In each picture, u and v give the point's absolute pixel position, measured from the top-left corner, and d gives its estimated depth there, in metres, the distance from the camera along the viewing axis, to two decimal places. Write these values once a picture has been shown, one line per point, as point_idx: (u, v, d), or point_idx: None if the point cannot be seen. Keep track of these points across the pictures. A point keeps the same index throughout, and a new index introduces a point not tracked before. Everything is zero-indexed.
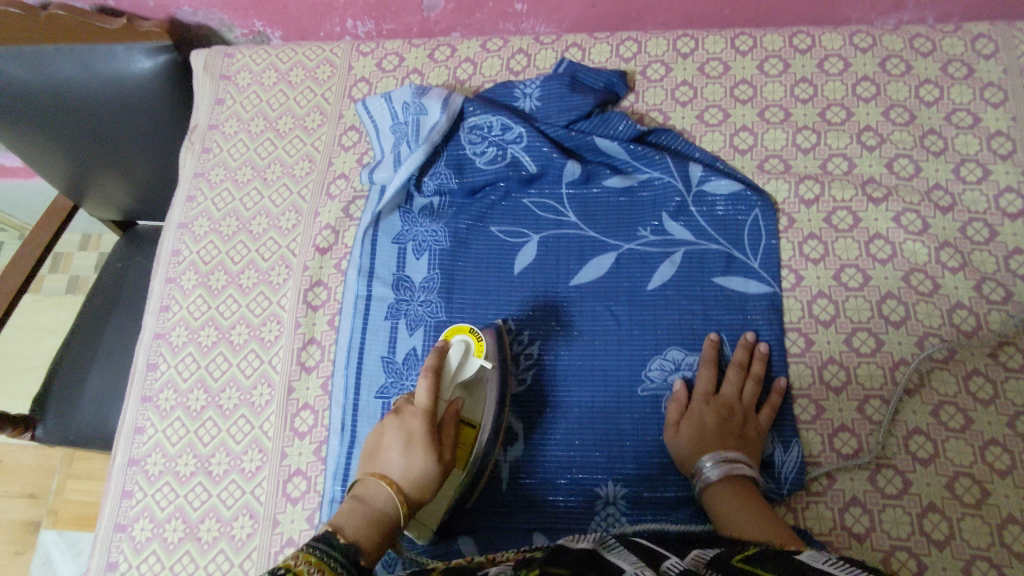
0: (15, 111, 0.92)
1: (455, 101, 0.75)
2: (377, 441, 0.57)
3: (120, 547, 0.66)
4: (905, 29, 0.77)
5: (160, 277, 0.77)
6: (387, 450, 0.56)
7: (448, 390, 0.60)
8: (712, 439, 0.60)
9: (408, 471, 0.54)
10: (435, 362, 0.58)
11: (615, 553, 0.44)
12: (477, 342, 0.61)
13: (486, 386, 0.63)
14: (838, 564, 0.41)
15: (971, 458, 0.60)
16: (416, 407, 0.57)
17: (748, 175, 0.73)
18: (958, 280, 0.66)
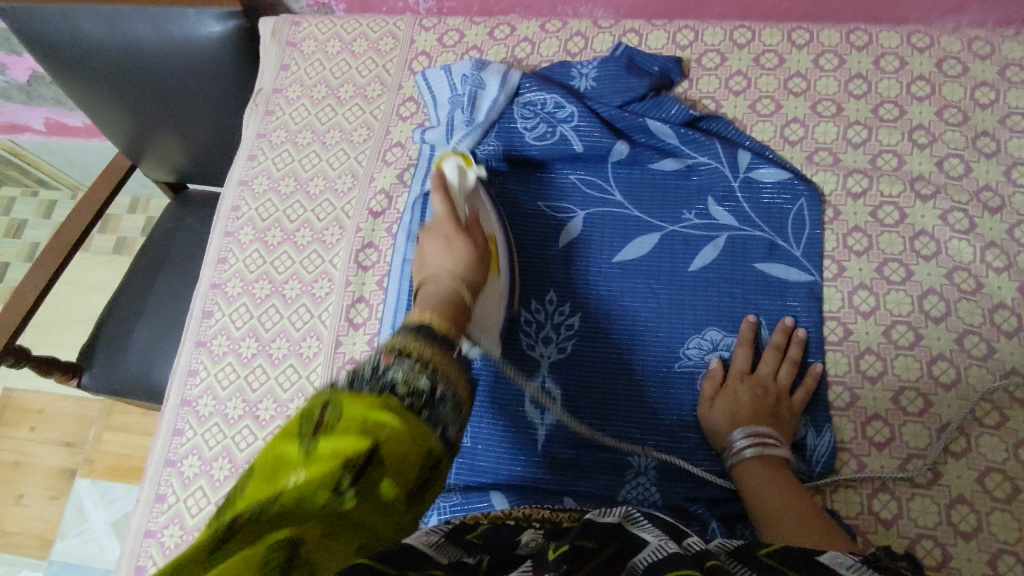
0: (87, 68, 0.96)
1: (513, 77, 0.78)
2: (422, 261, 0.63)
3: (169, 481, 0.70)
4: (964, 31, 0.77)
5: (219, 230, 0.81)
6: (431, 253, 0.62)
7: (460, 201, 0.68)
8: (745, 415, 0.61)
9: (452, 254, 0.61)
10: (439, 179, 0.67)
11: (640, 528, 0.44)
12: (465, 160, 0.71)
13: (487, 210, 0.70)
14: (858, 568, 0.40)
15: (1004, 455, 0.61)
16: (439, 217, 0.65)
17: (797, 166, 0.74)
18: (1002, 280, 0.66)
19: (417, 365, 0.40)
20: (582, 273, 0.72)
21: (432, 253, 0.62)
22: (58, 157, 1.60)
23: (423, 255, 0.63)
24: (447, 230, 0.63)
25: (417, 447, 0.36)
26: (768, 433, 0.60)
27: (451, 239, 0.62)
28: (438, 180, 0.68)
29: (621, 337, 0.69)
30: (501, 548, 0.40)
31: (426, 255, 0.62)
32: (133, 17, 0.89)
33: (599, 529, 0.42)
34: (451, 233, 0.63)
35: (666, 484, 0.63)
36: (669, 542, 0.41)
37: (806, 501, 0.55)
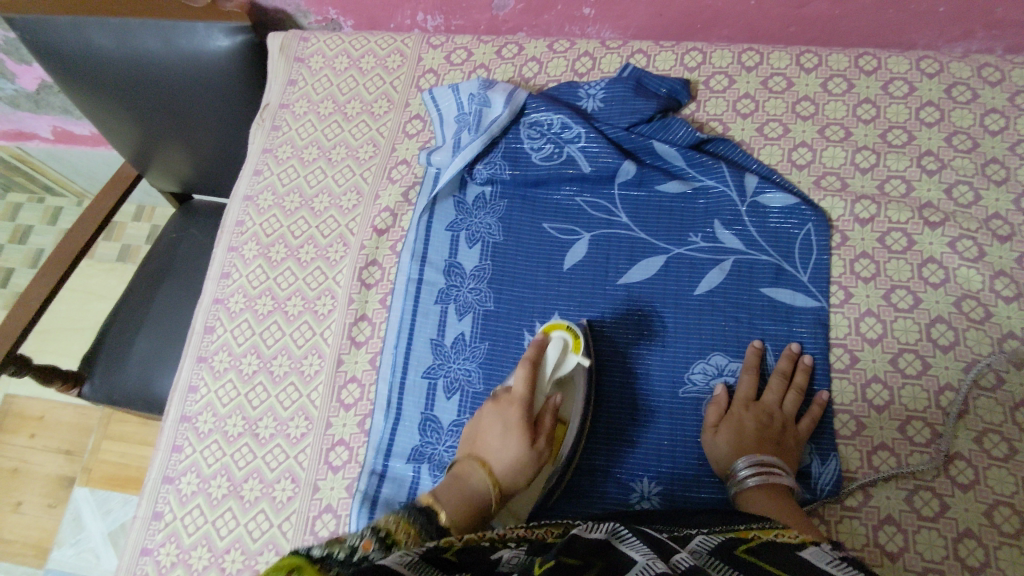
0: (96, 79, 0.96)
1: (519, 96, 0.78)
2: (478, 426, 0.61)
3: (167, 498, 0.69)
4: (974, 58, 0.76)
5: (223, 245, 0.80)
6: (487, 435, 0.59)
7: (545, 387, 0.64)
8: (750, 440, 0.61)
9: (504, 456, 0.58)
10: (536, 355, 0.62)
11: (629, 544, 0.43)
12: (575, 340, 0.65)
13: (575, 386, 0.66)
14: (839, 566, 0.44)
15: (1012, 488, 0.60)
16: (514, 396, 0.61)
17: (804, 190, 0.73)
18: (1011, 309, 0.66)
19: (382, 542, 0.44)
20: (586, 298, 0.71)
21: (487, 436, 0.59)
22: (65, 165, 1.61)
23: (481, 423, 0.61)
24: (512, 419, 0.59)
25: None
26: (772, 462, 0.59)
27: (510, 435, 0.59)
28: (535, 350, 0.63)
29: (617, 377, 0.68)
30: (481, 572, 0.40)
31: (482, 433, 0.60)
32: (143, 30, 0.90)
33: (583, 544, 0.42)
34: (512, 422, 0.59)
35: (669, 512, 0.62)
36: (658, 562, 0.40)
37: (805, 524, 0.54)
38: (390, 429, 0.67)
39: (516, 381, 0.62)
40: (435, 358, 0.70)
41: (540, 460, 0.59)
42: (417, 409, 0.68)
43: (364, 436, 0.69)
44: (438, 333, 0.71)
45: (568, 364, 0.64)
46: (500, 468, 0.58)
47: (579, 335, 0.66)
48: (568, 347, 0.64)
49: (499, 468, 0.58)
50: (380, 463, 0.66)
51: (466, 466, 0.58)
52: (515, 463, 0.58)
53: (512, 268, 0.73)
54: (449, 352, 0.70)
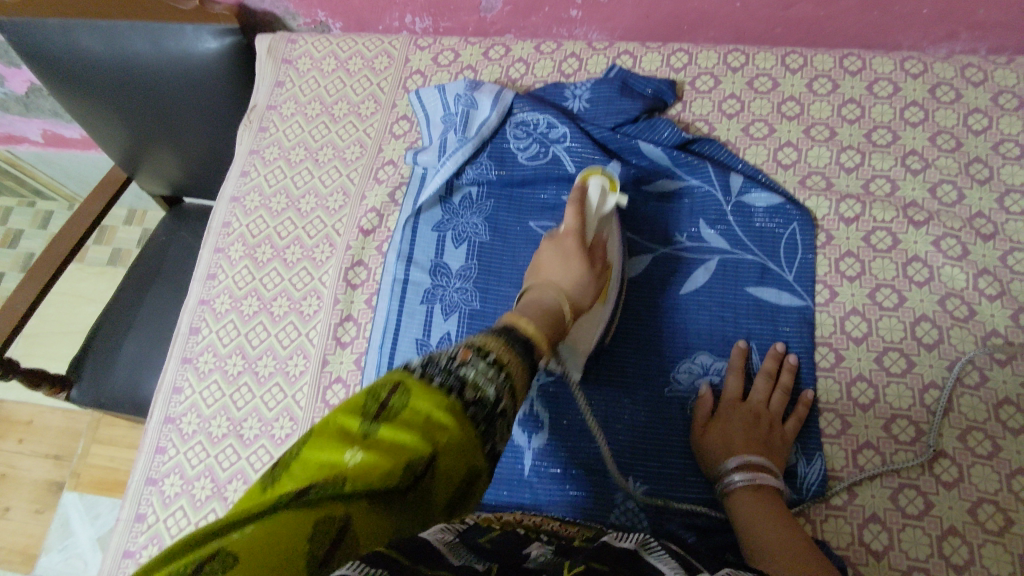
0: (83, 82, 0.96)
1: (506, 97, 0.77)
2: (536, 263, 0.64)
3: (150, 500, 0.69)
4: (957, 58, 0.77)
5: (210, 246, 0.80)
6: (548, 267, 0.62)
7: (592, 222, 0.66)
8: (737, 441, 0.60)
9: (571, 279, 0.60)
10: (579, 196, 0.65)
11: (656, 556, 0.40)
12: (613, 183, 0.67)
13: (613, 258, 0.68)
14: None
15: (997, 486, 0.60)
16: (566, 230, 0.64)
17: (789, 190, 0.74)
18: (995, 307, 0.66)
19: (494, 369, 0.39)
20: None
21: (547, 266, 0.62)
22: (55, 168, 1.60)
23: (538, 257, 0.64)
24: (568, 248, 0.62)
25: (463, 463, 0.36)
26: (760, 464, 0.59)
27: (570, 262, 0.62)
28: (578, 192, 0.66)
29: (602, 373, 0.68)
30: (510, 558, 0.36)
31: (542, 262, 0.63)
32: (130, 31, 0.89)
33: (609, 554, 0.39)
34: (570, 250, 0.62)
35: (654, 512, 0.62)
36: None
37: (791, 525, 0.54)
38: None
39: (565, 218, 0.64)
40: (421, 358, 0.70)
41: (597, 284, 0.63)
42: None
43: None
44: (423, 333, 0.71)
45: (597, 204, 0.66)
46: (569, 288, 0.60)
47: (615, 179, 0.68)
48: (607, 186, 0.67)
49: (565, 286, 0.60)
50: None
51: (539, 293, 0.58)
52: (580, 285, 0.61)
53: (498, 269, 0.73)
54: (434, 352, 0.70)
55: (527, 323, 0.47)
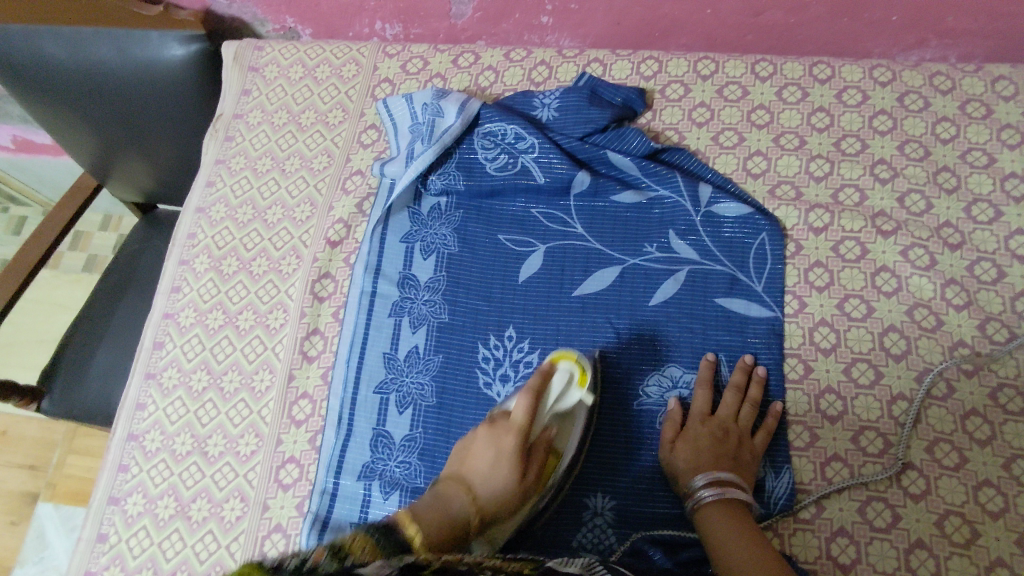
0: (47, 90, 0.94)
1: (473, 106, 0.77)
2: (467, 446, 0.61)
3: (112, 520, 0.67)
4: (926, 66, 0.77)
5: (174, 259, 0.79)
6: (477, 459, 0.60)
7: (543, 417, 0.63)
8: (708, 456, 0.60)
9: (492, 487, 0.58)
10: (538, 384, 0.61)
11: None
12: (583, 373, 0.63)
13: (575, 420, 0.65)
14: None
15: (963, 498, 0.60)
16: (512, 423, 0.61)
17: (759, 199, 0.73)
18: (962, 317, 0.66)
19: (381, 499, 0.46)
20: (542, 311, 0.70)
21: (478, 458, 0.60)
22: (27, 174, 1.58)
23: (471, 442, 0.61)
24: (506, 445, 0.60)
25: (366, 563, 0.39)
26: (729, 480, 0.59)
27: (502, 460, 0.59)
28: (540, 379, 0.62)
29: None
30: None
31: (473, 451, 0.60)
32: (97, 38, 0.88)
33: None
34: (504, 451, 0.59)
35: (622, 528, 0.62)
36: None
37: (759, 539, 0.54)
38: (342, 445, 0.66)
39: (516, 408, 0.61)
40: (388, 372, 0.69)
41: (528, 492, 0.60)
42: (369, 424, 0.67)
43: (316, 453, 0.67)
44: (391, 346, 0.70)
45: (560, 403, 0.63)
46: (492, 493, 0.58)
47: (586, 368, 0.63)
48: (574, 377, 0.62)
49: (483, 493, 0.58)
50: (331, 482, 0.65)
51: (450, 491, 0.57)
52: (500, 496, 0.59)
53: (466, 280, 0.72)
54: (402, 366, 0.69)
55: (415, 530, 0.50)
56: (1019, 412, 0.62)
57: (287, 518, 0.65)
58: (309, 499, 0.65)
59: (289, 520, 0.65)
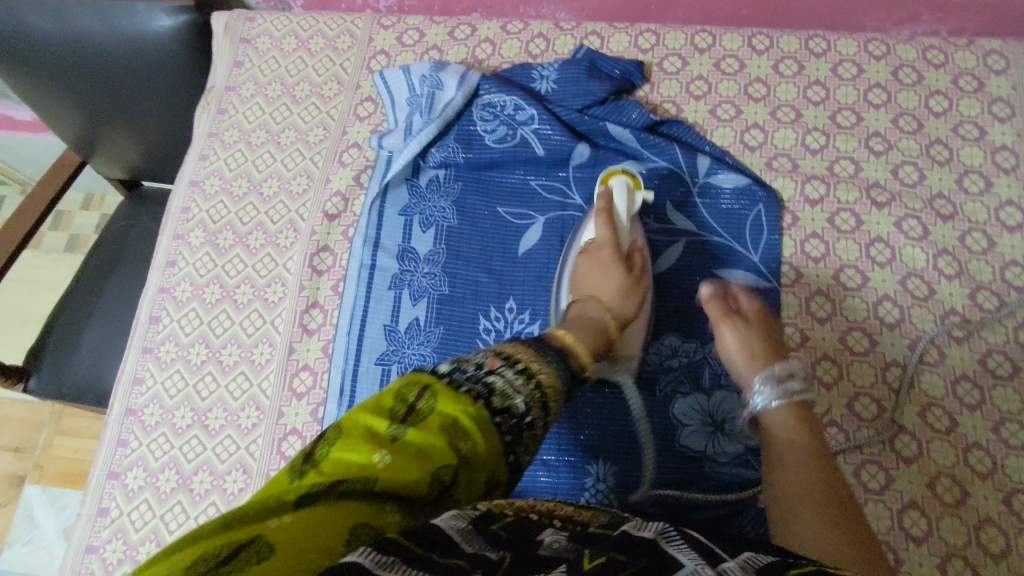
0: (31, 64, 0.92)
1: (472, 77, 0.76)
2: (580, 279, 0.63)
3: (112, 494, 0.67)
4: (919, 40, 0.78)
5: (168, 232, 0.78)
6: (600, 284, 0.61)
7: (625, 237, 0.66)
8: (763, 359, 0.60)
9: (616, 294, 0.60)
10: (605, 205, 0.65)
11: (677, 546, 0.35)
12: (636, 181, 0.67)
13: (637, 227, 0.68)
14: None
15: (954, 460, 0.61)
16: (602, 241, 0.64)
17: (756, 171, 0.74)
18: (954, 286, 0.67)
19: (520, 376, 0.41)
20: (542, 282, 0.71)
21: (585, 279, 0.62)
22: (5, 151, 1.54)
23: (580, 276, 0.63)
24: (603, 257, 0.62)
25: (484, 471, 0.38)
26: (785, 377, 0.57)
27: (610, 269, 0.62)
28: (604, 201, 0.65)
29: None
30: (523, 551, 0.32)
31: (582, 277, 0.62)
32: (79, 9, 0.86)
33: (631, 539, 0.35)
34: (603, 260, 0.62)
35: (625, 492, 0.63)
36: (706, 566, 0.33)
37: (820, 451, 0.52)
38: None
39: (598, 229, 0.64)
40: (389, 345, 0.69)
41: (638, 284, 0.62)
42: (371, 395, 0.67)
43: (317, 425, 0.67)
44: (391, 319, 0.70)
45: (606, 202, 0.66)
46: (609, 300, 0.59)
47: (635, 176, 0.68)
48: (630, 184, 0.66)
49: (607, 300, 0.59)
50: None
51: (582, 304, 0.59)
52: (618, 291, 0.60)
53: (466, 252, 0.72)
54: (403, 338, 0.69)
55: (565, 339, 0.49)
56: (1008, 377, 0.64)
57: None
58: None
59: None
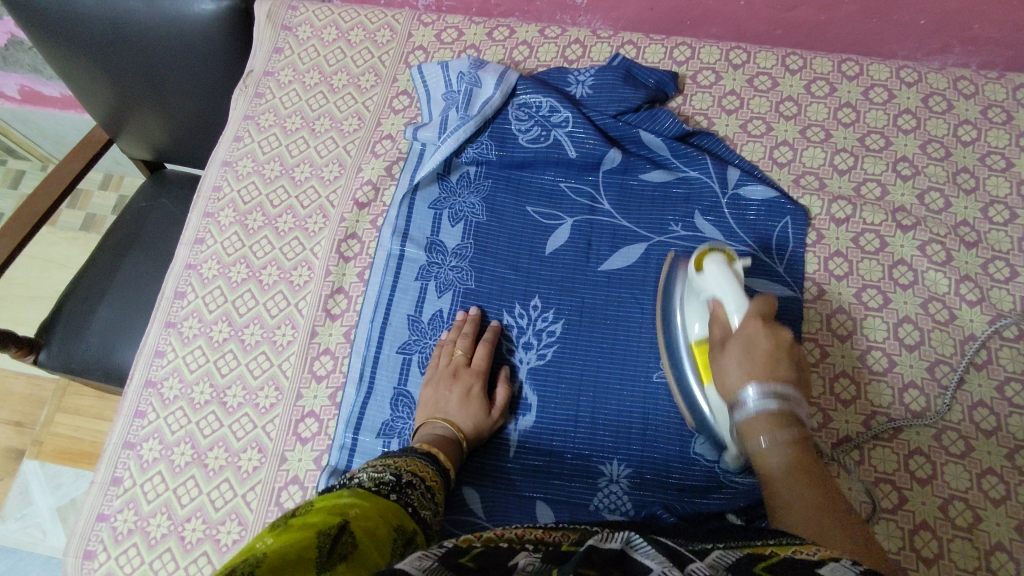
0: (68, 39, 0.90)
1: (510, 77, 0.78)
2: (433, 399, 0.65)
3: (127, 464, 0.67)
4: (950, 71, 0.79)
5: (199, 210, 0.79)
6: (446, 403, 0.64)
7: (501, 361, 0.69)
8: (761, 368, 0.52)
9: (465, 416, 0.63)
10: (491, 336, 0.68)
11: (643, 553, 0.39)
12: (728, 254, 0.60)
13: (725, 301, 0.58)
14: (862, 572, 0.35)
15: (968, 484, 0.61)
16: (474, 369, 0.66)
17: (783, 187, 0.75)
18: (975, 313, 0.68)
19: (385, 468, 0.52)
20: (568, 283, 0.71)
21: (446, 407, 0.64)
22: (30, 127, 1.55)
23: (423, 402, 0.65)
24: (472, 385, 0.65)
25: (383, 521, 0.44)
26: (772, 391, 0.51)
27: (472, 397, 0.64)
28: (491, 333, 0.68)
29: (591, 361, 0.68)
30: None
31: (442, 403, 0.64)
32: None
33: (600, 556, 0.37)
34: (474, 391, 0.64)
35: (638, 495, 0.62)
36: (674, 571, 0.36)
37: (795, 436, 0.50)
38: (361, 402, 0.67)
39: (474, 357, 0.67)
40: (412, 334, 0.70)
41: (483, 400, 0.64)
42: (390, 383, 0.68)
43: (335, 409, 0.68)
44: (415, 309, 0.71)
45: (714, 289, 0.58)
46: (462, 426, 0.63)
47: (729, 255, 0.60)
48: (728, 261, 0.59)
49: (465, 428, 0.63)
50: (349, 437, 0.65)
51: (432, 428, 0.62)
52: (479, 424, 0.63)
53: (493, 249, 0.73)
54: (426, 328, 0.70)
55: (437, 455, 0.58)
56: None
57: (304, 471, 0.65)
58: (328, 454, 0.65)
59: (307, 473, 0.65)
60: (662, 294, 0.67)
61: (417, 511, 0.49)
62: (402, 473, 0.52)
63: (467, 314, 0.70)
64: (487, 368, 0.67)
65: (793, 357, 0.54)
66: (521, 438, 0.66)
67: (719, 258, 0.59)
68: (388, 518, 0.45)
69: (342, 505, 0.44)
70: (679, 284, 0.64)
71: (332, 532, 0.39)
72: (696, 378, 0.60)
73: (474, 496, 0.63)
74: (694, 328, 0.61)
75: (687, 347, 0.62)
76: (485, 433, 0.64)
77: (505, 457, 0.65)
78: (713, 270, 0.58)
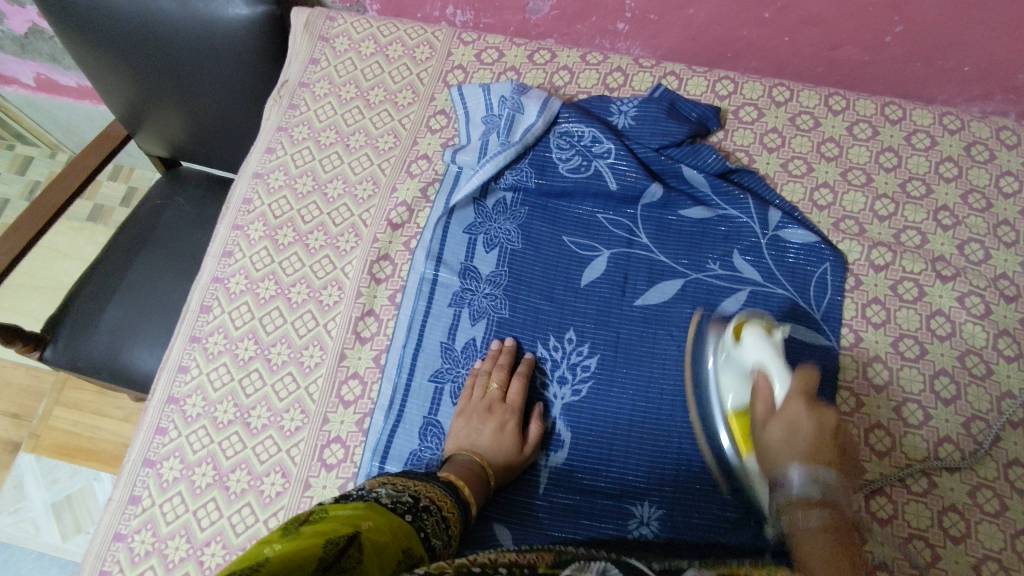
0: (96, 38, 0.87)
1: (553, 105, 0.77)
2: (465, 431, 0.64)
3: (146, 482, 0.66)
4: (992, 120, 0.79)
5: (228, 222, 0.78)
6: (479, 436, 0.63)
7: (535, 396, 0.68)
8: (800, 449, 0.56)
9: (494, 450, 0.62)
10: (527, 370, 0.67)
11: None
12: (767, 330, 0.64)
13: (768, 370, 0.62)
14: None
15: (1001, 544, 0.61)
16: (509, 404, 0.65)
17: (823, 231, 0.74)
18: (1012, 369, 0.67)
19: (399, 491, 0.51)
20: (603, 316, 0.70)
21: (478, 441, 0.63)
22: (42, 115, 1.52)
23: (455, 434, 0.64)
24: (506, 420, 0.63)
25: (395, 541, 0.43)
26: (811, 474, 0.55)
27: (504, 431, 0.63)
28: (526, 366, 0.67)
29: (626, 398, 0.67)
30: None
31: (474, 435, 0.63)
32: None
33: None
34: (507, 426, 0.63)
35: (667, 539, 0.61)
36: None
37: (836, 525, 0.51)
38: (389, 430, 0.65)
39: (509, 392, 0.66)
40: (444, 362, 0.69)
41: (515, 436, 0.63)
42: (419, 412, 0.67)
43: (362, 435, 0.66)
44: (448, 337, 0.69)
45: (756, 359, 0.63)
46: (493, 460, 0.61)
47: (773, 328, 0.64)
48: (766, 332, 0.64)
49: (494, 462, 0.62)
50: (376, 465, 0.64)
51: (461, 460, 0.61)
52: (508, 460, 0.62)
53: (529, 278, 0.72)
54: (458, 356, 0.69)
55: (462, 488, 0.57)
56: None
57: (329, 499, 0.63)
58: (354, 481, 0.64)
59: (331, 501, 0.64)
60: (692, 343, 0.68)
61: (429, 538, 0.47)
62: (420, 498, 0.51)
63: (501, 344, 0.69)
64: (521, 403, 0.65)
65: (835, 438, 0.58)
66: (549, 475, 0.65)
67: (758, 331, 0.64)
68: (399, 540, 0.43)
69: (354, 519, 0.43)
70: (711, 340, 0.68)
71: (342, 543, 0.38)
72: (733, 451, 0.63)
73: (505, 533, 0.62)
74: (728, 399, 0.65)
75: (721, 413, 0.65)
76: (514, 469, 0.63)
77: (534, 493, 0.64)
78: (753, 343, 0.63)
